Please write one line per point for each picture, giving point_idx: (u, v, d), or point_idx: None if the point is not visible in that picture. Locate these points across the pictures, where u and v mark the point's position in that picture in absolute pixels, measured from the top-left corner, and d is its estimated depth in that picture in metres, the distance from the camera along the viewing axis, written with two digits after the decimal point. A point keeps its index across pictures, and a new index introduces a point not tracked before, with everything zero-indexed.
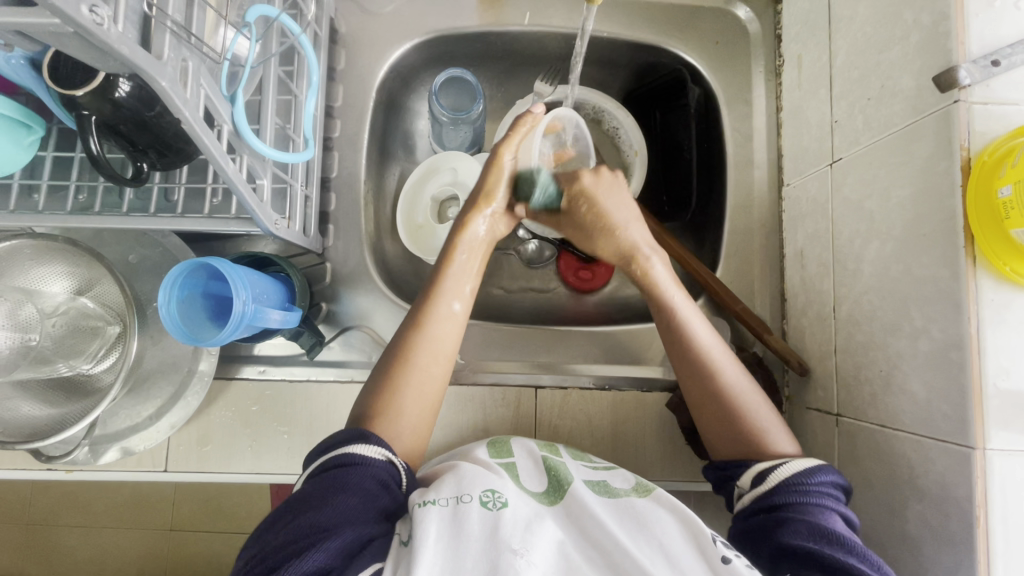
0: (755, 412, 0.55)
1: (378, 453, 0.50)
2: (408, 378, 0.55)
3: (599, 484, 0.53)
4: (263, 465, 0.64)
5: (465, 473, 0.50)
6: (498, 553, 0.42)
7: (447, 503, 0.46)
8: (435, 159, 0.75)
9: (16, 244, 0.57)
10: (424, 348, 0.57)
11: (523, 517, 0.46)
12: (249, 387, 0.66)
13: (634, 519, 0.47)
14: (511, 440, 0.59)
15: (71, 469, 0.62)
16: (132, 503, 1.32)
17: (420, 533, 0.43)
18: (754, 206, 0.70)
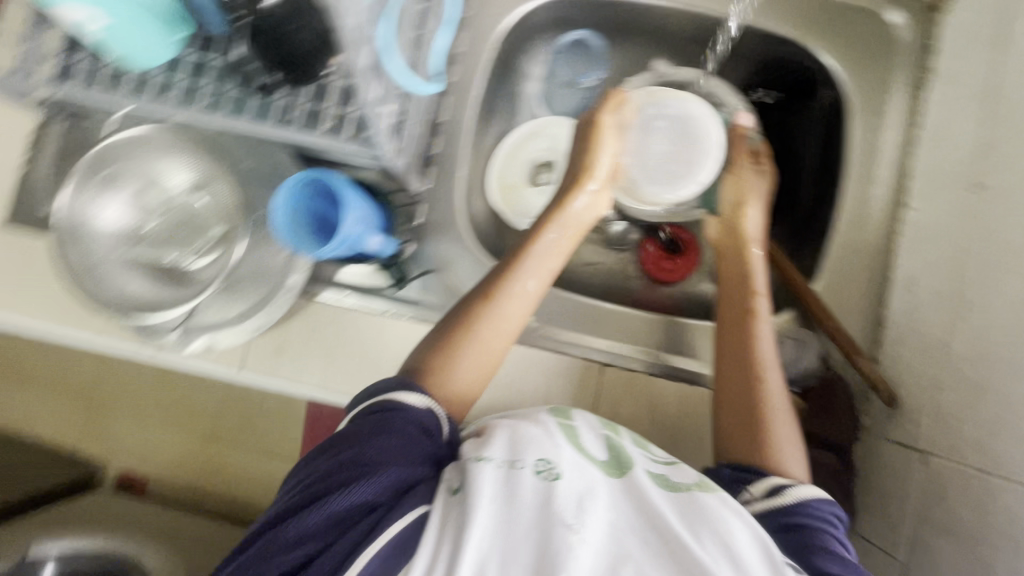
0: (782, 432, 0.55)
1: (420, 401, 0.53)
2: (466, 349, 0.57)
3: (659, 476, 0.51)
4: (329, 387, 0.67)
5: (524, 438, 0.50)
6: (551, 526, 0.42)
7: (501, 466, 0.48)
8: (541, 122, 0.77)
9: (148, 133, 0.60)
10: (487, 325, 0.58)
11: (575, 492, 0.45)
12: (328, 308, 0.68)
13: (701, 512, 0.46)
14: (574, 410, 0.58)
15: (158, 350, 0.66)
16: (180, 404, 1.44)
17: (474, 491, 0.45)
18: (868, 224, 0.66)
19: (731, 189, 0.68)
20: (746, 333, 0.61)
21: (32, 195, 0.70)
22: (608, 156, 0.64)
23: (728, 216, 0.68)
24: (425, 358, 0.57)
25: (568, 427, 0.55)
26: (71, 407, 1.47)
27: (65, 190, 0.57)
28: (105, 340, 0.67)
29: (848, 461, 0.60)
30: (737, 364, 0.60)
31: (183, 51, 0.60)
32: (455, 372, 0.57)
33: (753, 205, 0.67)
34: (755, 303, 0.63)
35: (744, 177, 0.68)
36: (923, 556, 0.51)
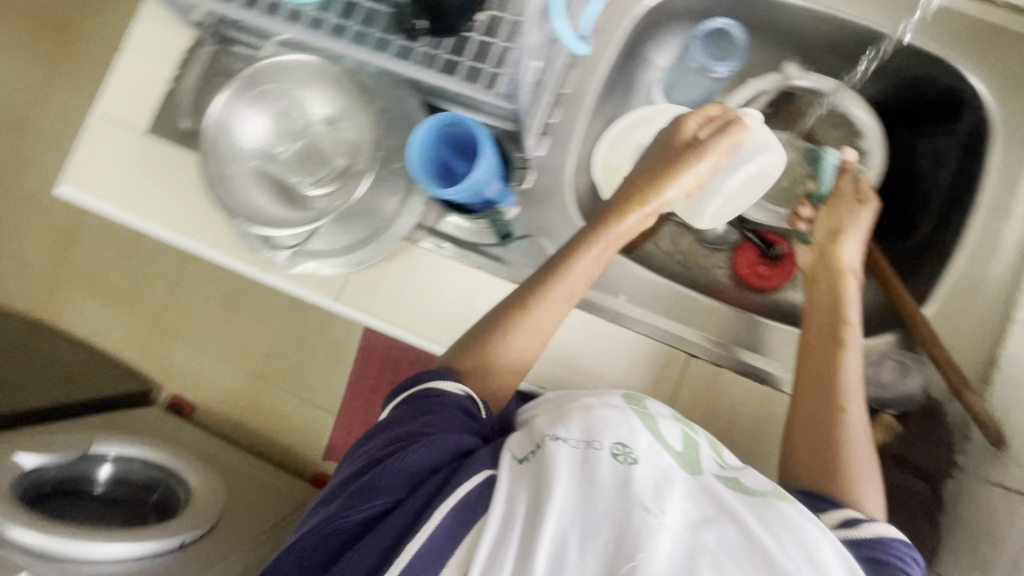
0: (862, 464, 0.55)
1: (458, 388, 0.57)
2: (501, 351, 0.59)
3: (732, 480, 0.50)
4: (416, 331, 0.69)
5: (599, 420, 0.51)
6: (631, 508, 0.42)
7: (577, 445, 0.48)
8: (652, 110, 0.74)
9: (301, 62, 0.61)
10: (523, 329, 0.60)
11: (652, 478, 0.45)
12: (426, 256, 0.70)
13: (783, 520, 0.45)
14: (646, 399, 0.57)
15: (262, 269, 0.70)
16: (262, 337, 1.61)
17: (553, 467, 0.45)
18: (996, 259, 0.62)
19: (829, 220, 0.67)
20: (829, 366, 0.59)
21: (173, 109, 0.75)
22: (688, 178, 0.60)
23: (822, 244, 0.67)
24: (463, 355, 0.60)
25: (642, 413, 0.54)
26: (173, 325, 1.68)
27: (222, 95, 0.60)
28: (215, 254, 0.71)
29: (937, 497, 0.58)
30: (820, 390, 0.59)
31: None
32: (492, 365, 0.59)
33: (851, 238, 0.65)
34: (843, 335, 0.60)
35: (842, 211, 0.67)
36: None
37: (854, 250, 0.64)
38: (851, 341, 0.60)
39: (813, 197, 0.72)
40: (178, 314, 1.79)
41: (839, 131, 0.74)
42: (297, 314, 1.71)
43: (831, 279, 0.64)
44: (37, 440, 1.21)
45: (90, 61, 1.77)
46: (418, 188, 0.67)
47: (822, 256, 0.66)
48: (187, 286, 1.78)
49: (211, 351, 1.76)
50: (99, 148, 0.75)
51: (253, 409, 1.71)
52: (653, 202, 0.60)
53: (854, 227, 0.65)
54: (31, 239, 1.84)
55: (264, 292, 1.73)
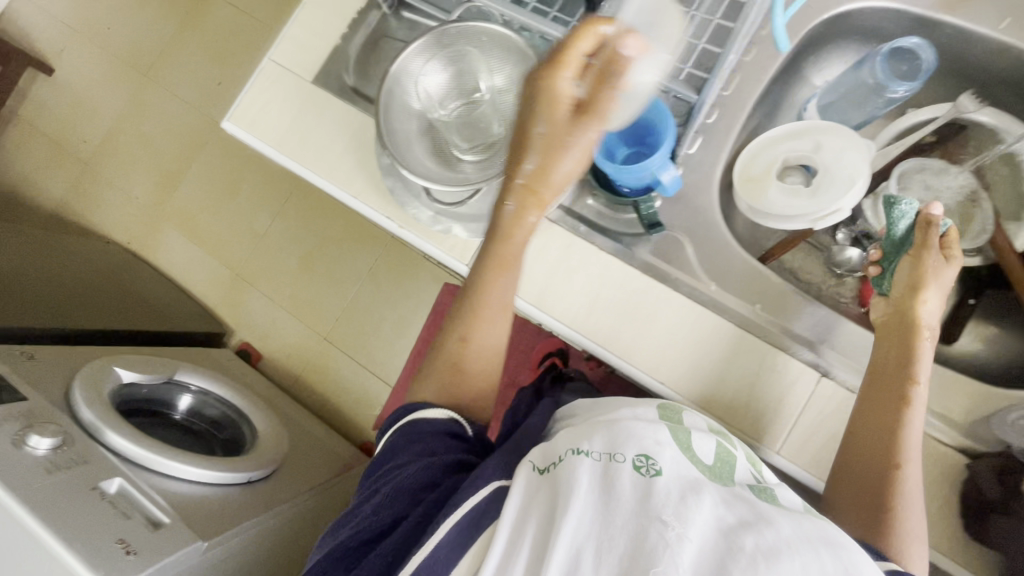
0: (914, 523, 0.56)
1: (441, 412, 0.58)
2: (462, 380, 0.61)
3: (763, 490, 0.49)
4: (542, 307, 0.69)
5: (619, 430, 0.49)
6: (648, 522, 0.41)
7: (599, 458, 0.47)
8: (802, 125, 0.74)
9: (478, 30, 0.65)
10: (472, 351, 0.62)
11: (676, 487, 0.44)
12: (564, 234, 0.70)
13: (823, 535, 0.43)
14: (683, 413, 0.57)
15: (404, 226, 0.72)
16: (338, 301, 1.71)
17: (573, 480, 0.44)
18: None
19: (908, 272, 0.63)
20: (892, 426, 0.58)
21: (337, 63, 0.79)
22: (575, 164, 0.53)
23: (898, 298, 0.63)
24: (429, 385, 0.61)
25: (676, 426, 0.53)
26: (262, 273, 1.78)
27: (411, 48, 0.65)
28: (359, 203, 0.74)
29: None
30: (873, 446, 0.59)
31: None
32: (461, 385, 0.61)
33: (932, 293, 0.61)
34: (909, 395, 0.59)
35: (926, 266, 0.62)
36: None
37: (929, 310, 0.61)
38: (915, 400, 0.59)
39: (885, 240, 0.67)
40: (257, 265, 1.83)
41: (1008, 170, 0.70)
42: (371, 283, 1.74)
43: (903, 338, 0.61)
44: (129, 359, 1.27)
45: (219, 16, 1.86)
46: None
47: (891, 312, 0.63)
48: (270, 240, 1.83)
49: (284, 306, 1.80)
50: (261, 89, 0.79)
51: (314, 368, 1.75)
52: (545, 194, 0.55)
53: (936, 281, 0.61)
54: (134, 173, 1.93)
55: (342, 257, 1.77)
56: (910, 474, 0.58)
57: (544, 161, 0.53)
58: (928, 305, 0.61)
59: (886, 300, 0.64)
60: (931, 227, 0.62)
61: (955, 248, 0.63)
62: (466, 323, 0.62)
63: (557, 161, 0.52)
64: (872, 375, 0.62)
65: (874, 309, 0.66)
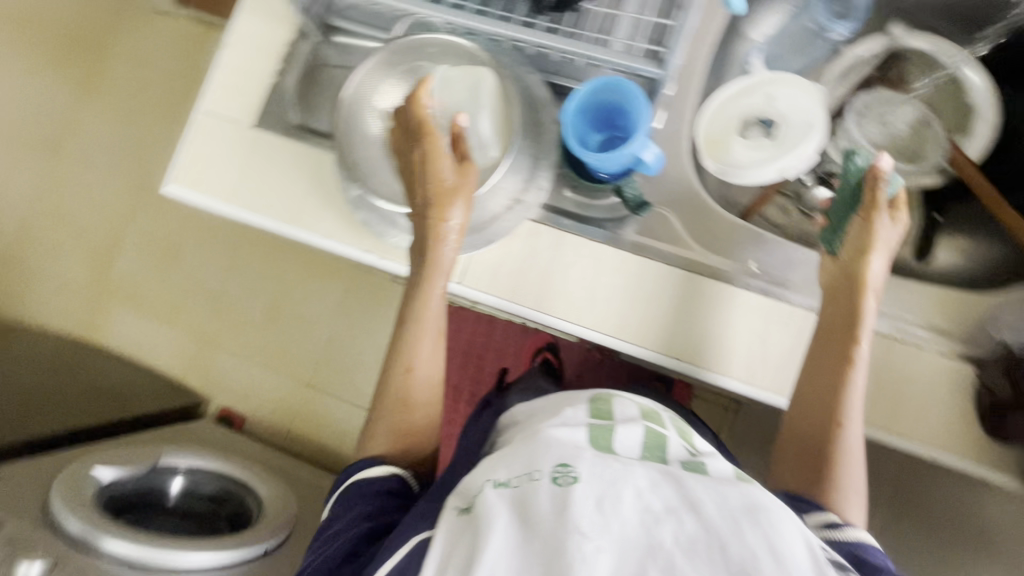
0: (850, 475, 0.59)
1: (385, 470, 0.59)
2: (415, 409, 0.63)
3: (697, 466, 0.47)
4: (545, 310, 0.68)
5: (541, 443, 0.47)
6: (566, 535, 0.39)
7: (519, 484, 0.45)
8: (753, 79, 0.75)
9: (423, 42, 0.62)
10: (416, 385, 0.63)
11: (595, 493, 0.41)
12: (548, 231, 0.69)
13: (746, 503, 0.41)
14: (613, 401, 0.54)
15: (383, 256, 0.69)
16: (322, 350, 1.68)
17: (488, 518, 0.43)
18: None
19: (858, 234, 0.62)
20: (832, 388, 0.60)
21: (279, 103, 0.74)
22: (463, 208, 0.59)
23: (848, 260, 0.62)
24: (379, 437, 0.62)
25: (601, 427, 0.50)
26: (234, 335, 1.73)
27: (355, 72, 0.62)
28: (330, 243, 0.70)
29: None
30: (813, 405, 0.61)
31: None
32: (409, 421, 0.62)
33: (878, 255, 0.61)
34: (852, 355, 0.60)
35: (876, 228, 0.61)
36: None
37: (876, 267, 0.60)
38: (856, 359, 0.60)
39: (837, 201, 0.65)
40: (219, 326, 1.74)
41: (945, 87, 0.74)
42: (344, 320, 1.68)
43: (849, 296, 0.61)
44: (104, 455, 1.17)
45: (122, 74, 1.75)
46: (543, 166, 0.66)
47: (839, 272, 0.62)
48: (229, 297, 1.73)
49: (258, 362, 1.71)
50: (200, 145, 0.74)
51: (303, 419, 1.67)
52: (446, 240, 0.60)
53: (881, 242, 0.61)
54: (62, 257, 1.78)
55: (309, 299, 1.70)
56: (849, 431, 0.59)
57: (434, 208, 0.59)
58: (873, 267, 0.61)
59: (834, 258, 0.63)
60: (879, 181, 0.61)
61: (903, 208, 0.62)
62: (410, 351, 0.63)
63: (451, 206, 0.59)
64: (820, 332, 0.62)
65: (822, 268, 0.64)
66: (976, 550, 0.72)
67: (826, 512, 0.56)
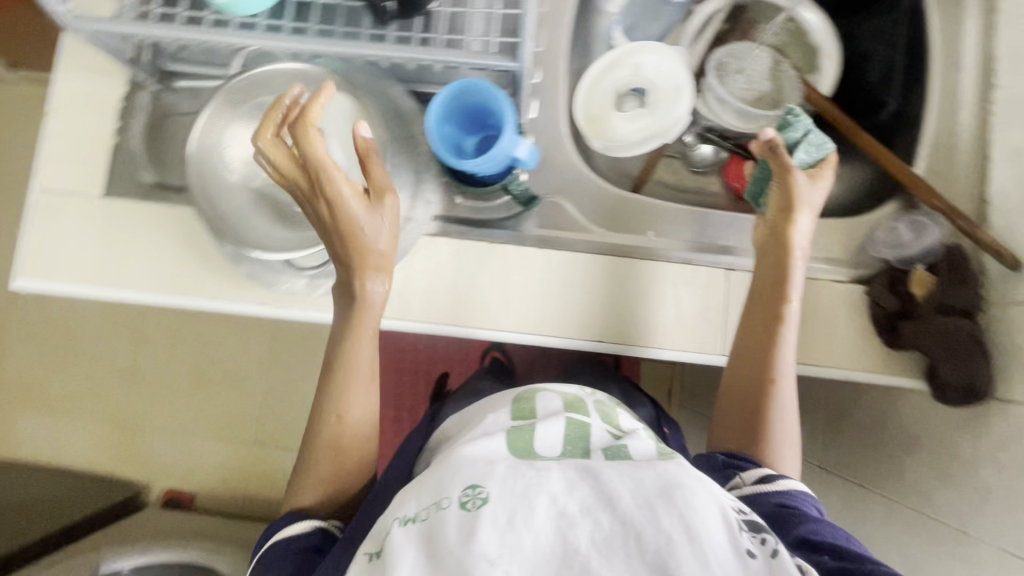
0: (785, 425, 0.62)
1: (306, 524, 0.57)
2: (350, 453, 0.60)
3: (617, 450, 0.48)
4: (461, 322, 0.66)
5: (450, 468, 0.47)
6: (472, 562, 0.39)
7: (427, 516, 0.44)
8: (618, 53, 0.77)
9: (270, 74, 0.58)
10: (347, 434, 0.60)
11: (504, 512, 0.41)
12: (449, 243, 0.67)
13: (661, 483, 0.42)
14: (536, 400, 0.56)
15: (280, 305, 0.65)
16: (263, 404, 1.58)
17: (395, 558, 0.42)
18: (961, 109, 0.69)
19: (780, 195, 0.63)
20: (766, 347, 0.62)
21: (125, 164, 0.67)
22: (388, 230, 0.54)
23: (775, 220, 0.64)
24: (307, 490, 0.59)
25: (523, 427, 0.52)
26: (155, 413, 1.59)
27: (200, 116, 0.56)
28: (219, 304, 0.65)
29: (982, 340, 0.62)
30: (746, 366, 0.63)
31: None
32: (345, 466, 0.60)
33: (803, 214, 0.62)
34: (784, 313, 0.62)
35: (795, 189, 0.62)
36: None
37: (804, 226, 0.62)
38: (787, 317, 0.62)
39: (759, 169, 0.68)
40: (138, 406, 1.59)
41: (793, 32, 0.77)
42: (278, 367, 1.59)
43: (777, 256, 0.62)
44: None
45: None
46: (426, 178, 0.64)
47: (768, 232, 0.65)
48: (144, 372, 1.59)
49: (194, 432, 1.58)
50: (41, 227, 0.65)
51: (255, 481, 1.56)
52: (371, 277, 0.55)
53: (805, 202, 0.62)
54: None
55: (235, 355, 1.59)
56: (783, 388, 0.63)
57: (357, 249, 0.53)
58: (800, 225, 0.63)
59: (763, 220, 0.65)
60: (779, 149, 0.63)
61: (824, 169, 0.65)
62: (340, 398, 0.60)
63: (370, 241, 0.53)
64: (752, 295, 0.64)
65: (756, 228, 0.67)
66: (881, 451, 0.78)
67: (762, 466, 0.59)
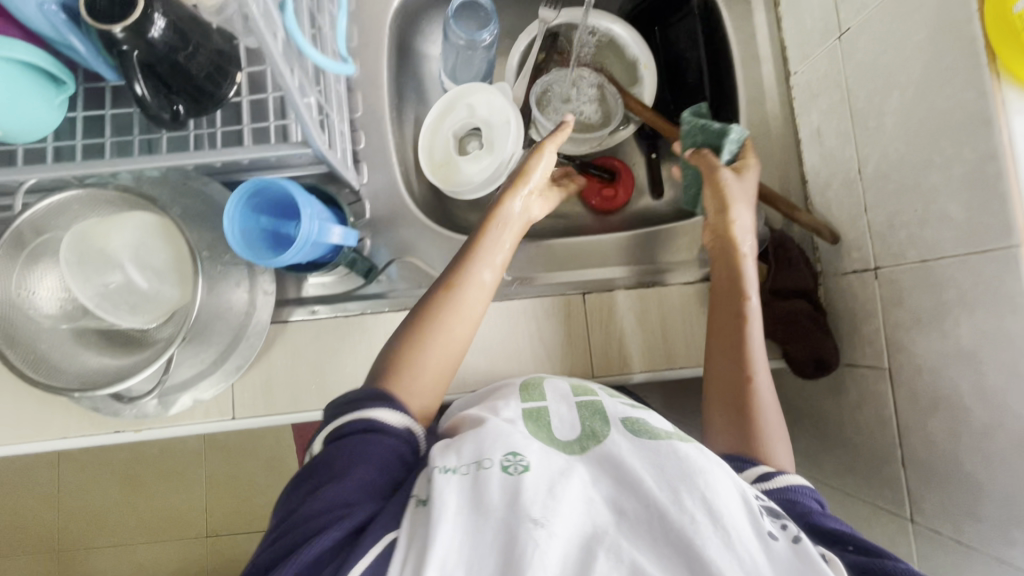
0: (771, 422, 0.58)
1: (394, 421, 0.52)
2: (435, 340, 0.58)
3: (633, 424, 0.52)
4: (333, 403, 0.65)
5: (488, 435, 0.50)
6: (518, 521, 0.42)
7: (468, 471, 0.46)
8: (451, 96, 0.77)
9: (64, 200, 0.54)
10: (451, 313, 0.59)
11: (544, 482, 0.45)
12: (305, 326, 0.66)
13: (684, 466, 0.46)
14: (544, 384, 0.60)
15: (139, 428, 0.62)
16: (211, 491, 1.48)
17: (441, 502, 0.43)
18: (766, 99, 0.73)
19: (714, 197, 0.65)
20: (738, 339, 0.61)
21: None
22: (545, 163, 0.68)
23: (714, 223, 0.66)
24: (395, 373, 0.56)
25: (536, 409, 0.56)
26: (91, 529, 1.47)
27: None
28: (71, 440, 0.62)
29: (824, 321, 0.65)
30: (722, 359, 0.62)
31: (69, 111, 0.60)
32: (421, 364, 0.57)
33: (739, 210, 0.64)
34: (744, 310, 0.62)
35: (727, 190, 0.64)
36: (903, 354, 0.57)
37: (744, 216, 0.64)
38: (750, 315, 0.62)
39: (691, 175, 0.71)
40: (71, 527, 1.48)
41: (604, 45, 0.80)
42: (214, 452, 1.51)
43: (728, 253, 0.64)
44: None
45: None
46: (261, 271, 0.64)
47: (716, 238, 0.66)
48: (69, 488, 1.48)
49: (137, 540, 1.46)
50: None
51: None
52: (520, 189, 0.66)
53: (738, 198, 0.64)
54: None
55: (167, 449, 1.50)
56: (760, 379, 0.60)
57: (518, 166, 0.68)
58: (741, 221, 0.64)
59: (707, 226, 0.67)
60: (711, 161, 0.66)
61: (749, 161, 0.66)
62: (451, 273, 0.61)
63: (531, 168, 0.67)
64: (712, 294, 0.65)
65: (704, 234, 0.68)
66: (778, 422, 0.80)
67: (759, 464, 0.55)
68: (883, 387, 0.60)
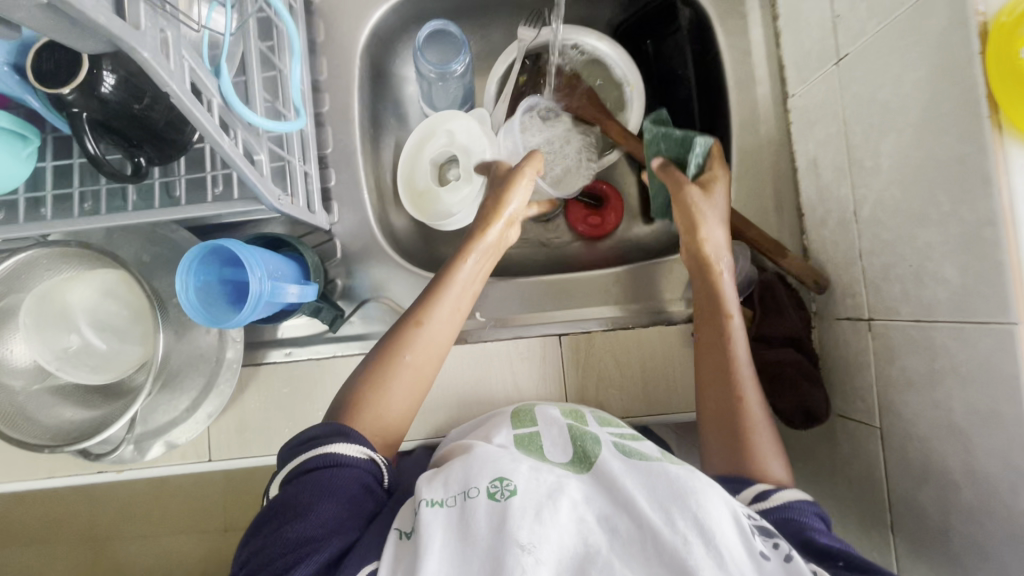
0: (766, 439, 0.53)
1: (359, 453, 0.48)
2: (400, 373, 0.54)
3: (628, 451, 0.50)
4: None
5: (476, 460, 0.47)
6: (505, 549, 0.39)
7: (454, 502, 0.43)
8: (430, 122, 0.73)
9: (33, 256, 0.55)
10: (415, 349, 0.55)
11: (532, 504, 0.41)
12: (279, 369, 0.66)
13: (677, 488, 0.42)
14: (536, 409, 0.57)
15: (121, 469, 0.64)
16: None
17: (425, 535, 0.40)
18: (761, 123, 0.68)
19: (681, 215, 0.62)
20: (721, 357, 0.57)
21: None
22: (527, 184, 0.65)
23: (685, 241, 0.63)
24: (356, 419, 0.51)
25: (528, 435, 0.53)
26: None
27: None
28: (58, 480, 0.64)
29: (815, 371, 0.61)
30: (710, 378, 0.57)
31: (39, 162, 0.60)
32: (384, 402, 0.52)
33: (709, 223, 0.61)
34: (725, 328, 0.58)
35: (694, 203, 0.62)
36: (895, 416, 0.52)
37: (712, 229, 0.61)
38: (732, 331, 0.58)
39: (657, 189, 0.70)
40: None
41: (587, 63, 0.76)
42: None
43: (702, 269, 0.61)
44: None
45: None
46: None
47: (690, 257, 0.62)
48: None
49: None
50: None
51: None
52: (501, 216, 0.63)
53: (706, 212, 0.61)
54: None
55: None
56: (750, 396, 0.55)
57: (496, 195, 0.65)
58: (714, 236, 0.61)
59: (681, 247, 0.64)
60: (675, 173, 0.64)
61: (716, 171, 0.64)
62: (419, 306, 0.57)
63: (508, 197, 0.64)
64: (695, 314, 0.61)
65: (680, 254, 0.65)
66: None
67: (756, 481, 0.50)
68: (873, 447, 0.56)
